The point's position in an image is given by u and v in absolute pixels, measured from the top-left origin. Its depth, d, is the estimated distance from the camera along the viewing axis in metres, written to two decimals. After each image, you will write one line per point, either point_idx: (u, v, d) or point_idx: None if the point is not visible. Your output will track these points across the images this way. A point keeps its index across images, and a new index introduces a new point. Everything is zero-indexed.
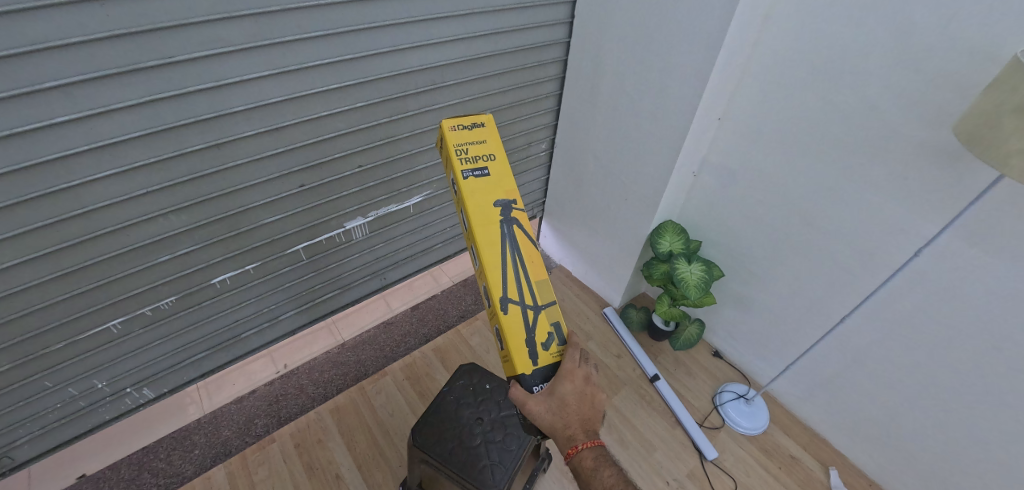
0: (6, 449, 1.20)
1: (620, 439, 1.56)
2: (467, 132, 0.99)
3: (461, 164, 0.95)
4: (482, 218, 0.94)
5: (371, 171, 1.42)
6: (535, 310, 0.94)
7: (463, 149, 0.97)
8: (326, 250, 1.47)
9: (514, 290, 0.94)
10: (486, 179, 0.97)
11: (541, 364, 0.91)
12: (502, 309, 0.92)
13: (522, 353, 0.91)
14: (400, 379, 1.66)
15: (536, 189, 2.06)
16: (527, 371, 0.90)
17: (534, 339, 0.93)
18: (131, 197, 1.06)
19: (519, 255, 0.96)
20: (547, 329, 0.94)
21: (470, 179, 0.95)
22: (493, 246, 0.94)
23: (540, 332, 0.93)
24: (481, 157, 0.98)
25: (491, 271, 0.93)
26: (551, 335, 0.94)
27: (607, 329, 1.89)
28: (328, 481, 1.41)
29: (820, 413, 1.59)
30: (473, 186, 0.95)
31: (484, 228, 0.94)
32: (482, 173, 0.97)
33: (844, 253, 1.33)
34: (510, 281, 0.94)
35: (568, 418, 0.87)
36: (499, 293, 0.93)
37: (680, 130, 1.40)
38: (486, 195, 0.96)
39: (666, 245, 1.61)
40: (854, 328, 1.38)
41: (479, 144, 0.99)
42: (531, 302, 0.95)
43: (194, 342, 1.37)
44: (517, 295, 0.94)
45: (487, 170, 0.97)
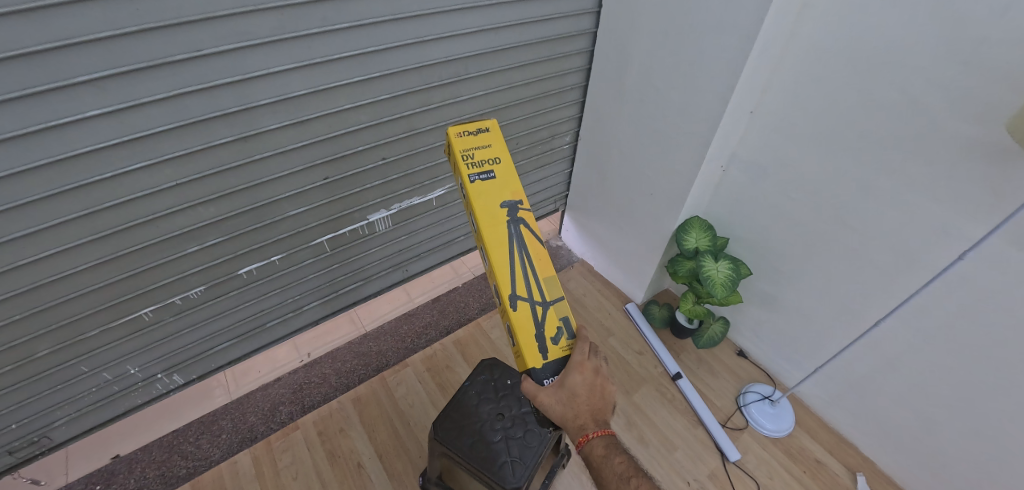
0: (44, 430, 1.25)
1: (639, 437, 1.55)
2: (471, 136, 0.97)
3: (466, 167, 0.94)
4: (488, 219, 0.93)
5: (394, 164, 1.41)
6: (544, 306, 0.93)
7: (469, 152, 0.96)
8: (349, 242, 1.48)
9: (523, 288, 0.93)
10: (493, 180, 0.96)
11: (551, 356, 0.91)
12: (512, 306, 0.92)
13: (531, 347, 0.91)
14: (421, 371, 1.67)
15: (559, 182, 2.03)
16: (537, 364, 0.90)
17: (544, 334, 0.92)
18: (161, 189, 1.08)
19: (527, 253, 0.94)
20: (554, 323, 0.93)
21: (476, 181, 0.94)
22: (501, 246, 0.93)
23: (549, 327, 0.92)
24: (487, 160, 0.97)
25: (500, 271, 0.92)
26: (560, 330, 0.93)
27: (628, 325, 1.87)
28: (350, 469, 1.43)
29: (849, 418, 1.54)
30: (480, 188, 0.94)
31: (492, 229, 0.93)
32: (489, 175, 0.96)
33: (881, 255, 1.28)
34: (519, 280, 0.93)
35: (578, 408, 0.88)
36: (509, 292, 0.92)
37: (710, 124, 1.36)
38: (493, 197, 0.95)
39: (692, 242, 1.57)
40: (889, 332, 1.33)
41: (484, 147, 0.98)
42: (540, 298, 0.94)
43: (222, 331, 1.39)
44: (525, 293, 0.93)
45: (494, 173, 0.96)
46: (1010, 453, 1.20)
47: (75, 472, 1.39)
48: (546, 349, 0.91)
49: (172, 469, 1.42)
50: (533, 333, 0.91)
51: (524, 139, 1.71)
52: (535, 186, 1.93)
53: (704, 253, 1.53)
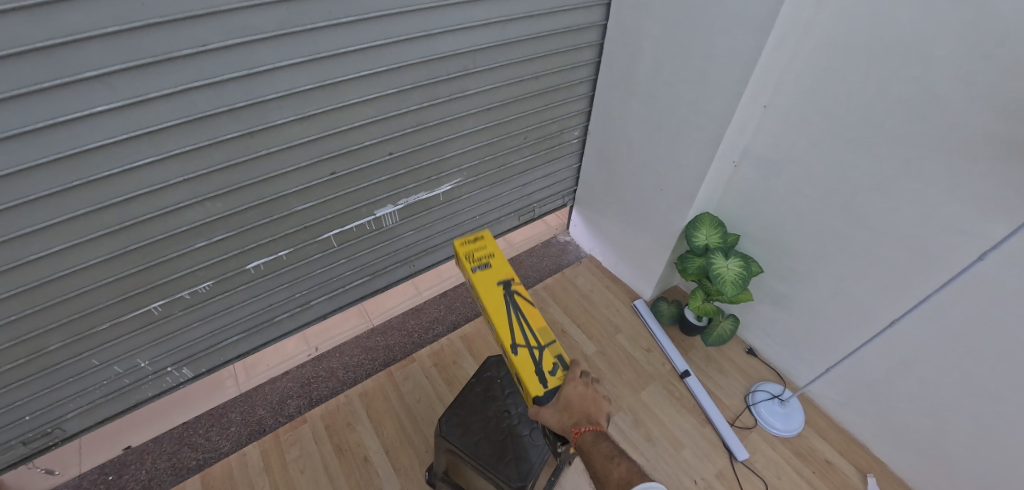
0: (57, 421, 1.27)
1: (647, 435, 1.54)
2: (473, 242, 1.10)
3: (468, 262, 1.05)
4: (487, 294, 1.00)
5: (401, 159, 1.40)
6: (542, 349, 0.95)
7: (470, 253, 1.07)
8: (356, 237, 1.48)
9: (521, 337, 0.95)
10: (490, 268, 1.05)
11: (552, 386, 0.90)
12: (513, 352, 0.93)
13: (531, 379, 0.91)
14: (427, 366, 1.67)
15: (568, 177, 2.01)
16: (538, 393, 0.89)
17: (543, 368, 0.92)
18: (169, 185, 1.08)
19: (522, 313, 0.98)
20: (552, 359, 0.94)
21: (477, 271, 1.04)
22: (500, 312, 0.98)
23: (546, 362, 0.93)
24: (484, 255, 1.07)
25: (500, 329, 0.96)
26: (558, 364, 0.94)
27: (637, 322, 1.85)
28: (356, 463, 1.43)
29: (860, 419, 1.52)
30: (480, 277, 1.03)
31: (491, 302, 0.99)
32: (487, 265, 1.05)
33: (898, 254, 1.25)
34: (517, 334, 0.96)
35: (577, 415, 0.87)
36: (507, 343, 0.94)
37: (723, 119, 1.33)
38: (491, 281, 1.03)
39: (702, 239, 1.55)
40: (904, 333, 1.30)
41: (482, 247, 1.09)
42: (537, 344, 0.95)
43: (230, 325, 1.40)
44: (523, 341, 0.95)
45: (491, 263, 1.06)
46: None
47: (88, 462, 1.41)
48: (546, 380, 0.91)
49: (182, 461, 1.44)
50: (534, 372, 0.91)
51: (532, 134, 1.69)
52: (543, 181, 1.91)
53: (715, 250, 1.50)
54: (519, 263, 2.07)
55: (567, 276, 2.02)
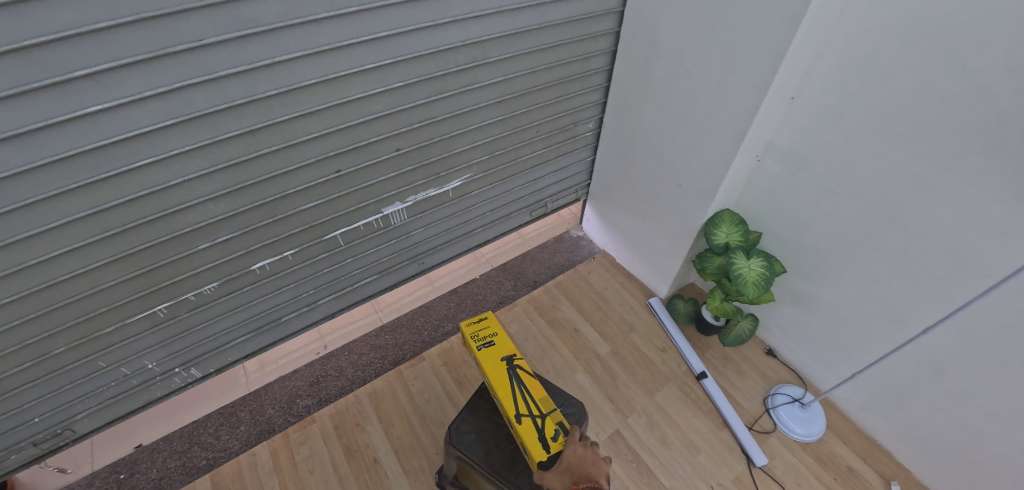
0: (67, 422, 1.26)
1: (662, 438, 1.50)
2: (477, 321, 1.20)
3: (473, 341, 1.15)
4: (490, 370, 1.09)
5: (409, 155, 1.34)
6: (544, 417, 1.02)
7: (475, 333, 1.17)
8: (364, 235, 1.44)
9: (523, 406, 1.03)
10: (494, 346, 1.14)
11: (553, 451, 0.98)
12: (517, 422, 1.01)
13: (534, 444, 0.98)
14: (437, 365, 1.65)
15: (581, 170, 1.94)
16: (542, 458, 0.96)
17: (544, 434, 1.00)
18: (168, 186, 1.04)
19: (525, 385, 1.06)
20: (553, 426, 1.01)
21: (482, 349, 1.13)
22: (504, 387, 1.06)
23: (548, 428, 1.00)
24: (488, 335, 1.17)
25: (504, 402, 1.04)
26: (559, 429, 1.01)
27: (652, 321, 1.80)
28: (366, 464, 1.42)
29: (885, 425, 1.47)
30: (486, 353, 1.13)
31: (496, 378, 1.08)
32: (491, 343, 1.15)
33: (934, 257, 1.17)
34: (521, 403, 1.03)
35: (577, 475, 0.94)
36: (512, 412, 1.02)
37: (748, 112, 1.25)
38: (495, 358, 1.11)
39: (722, 237, 1.47)
40: (937, 339, 1.23)
41: (486, 328, 1.18)
42: (540, 412, 1.03)
43: (236, 325, 1.38)
44: (526, 409, 1.03)
45: (494, 341, 1.15)
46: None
47: (100, 460, 1.42)
48: (549, 445, 0.98)
49: (191, 460, 1.44)
50: (538, 440, 0.99)
51: (545, 127, 1.62)
52: (555, 176, 1.85)
53: (735, 249, 1.43)
54: (530, 258, 2.02)
55: (580, 272, 1.97)
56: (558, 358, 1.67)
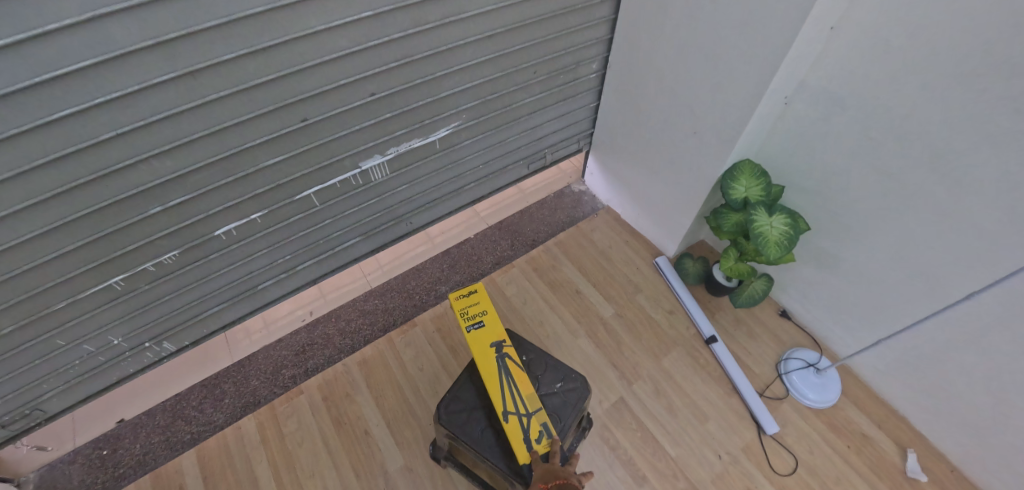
0: (35, 403, 1.19)
1: (668, 406, 1.42)
2: (466, 293, 1.03)
3: (462, 319, 1.00)
4: (478, 356, 0.97)
5: (386, 100, 1.17)
6: (530, 417, 0.92)
7: (464, 307, 1.02)
8: (341, 194, 1.29)
9: (511, 403, 0.93)
10: (484, 327, 1.00)
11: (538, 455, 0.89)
12: (503, 419, 0.91)
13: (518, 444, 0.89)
14: (430, 331, 1.56)
15: (584, 117, 1.75)
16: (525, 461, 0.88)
17: (529, 435, 0.90)
18: (98, 142, 0.87)
19: (514, 379, 0.95)
20: (539, 427, 0.91)
21: (470, 330, 0.99)
22: (492, 377, 0.95)
23: (533, 430, 0.90)
24: (478, 312, 1.02)
25: (491, 395, 0.93)
26: (544, 431, 0.91)
27: (659, 281, 1.68)
28: (357, 437, 1.36)
29: (906, 391, 1.39)
30: (474, 335, 0.99)
31: (484, 366, 0.96)
32: (481, 322, 1.00)
33: (988, 216, 1.02)
34: (509, 398, 0.93)
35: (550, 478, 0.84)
36: (499, 408, 0.92)
37: (784, 45, 1.05)
38: (484, 343, 0.98)
39: (741, 191, 1.31)
40: (976, 307, 1.11)
41: (476, 303, 1.03)
42: (528, 412, 0.92)
43: (208, 295, 1.27)
44: (513, 407, 0.92)
45: (484, 321, 1.01)
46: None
47: (82, 436, 1.38)
48: (533, 448, 0.89)
49: (176, 434, 1.39)
50: (522, 441, 0.89)
51: (543, 68, 1.42)
52: (555, 123, 1.67)
53: (756, 204, 1.27)
54: (529, 215, 1.88)
55: (583, 230, 1.83)
56: (558, 323, 1.57)
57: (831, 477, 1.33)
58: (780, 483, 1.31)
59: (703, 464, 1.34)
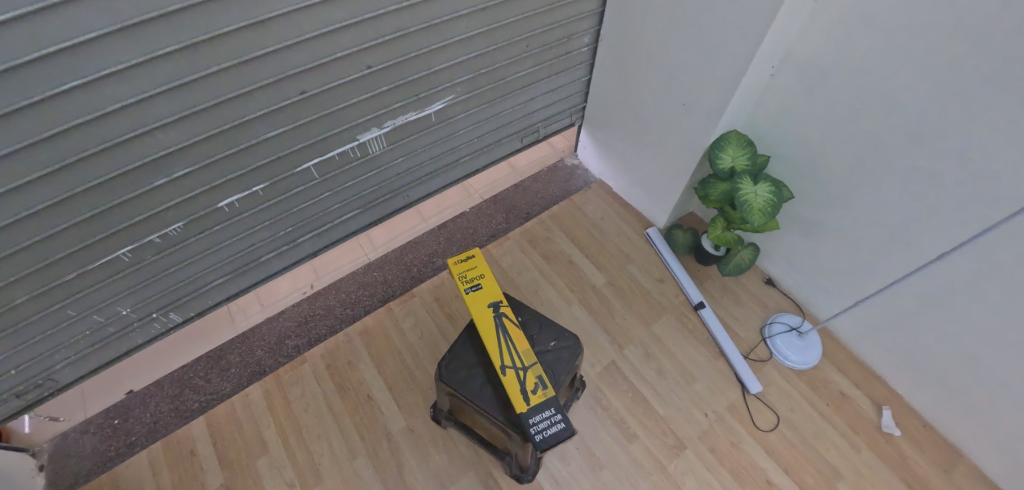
0: (48, 373, 1.23)
1: (658, 368, 1.49)
2: (465, 258, 1.09)
3: (461, 282, 1.05)
4: (476, 315, 1.02)
5: (382, 73, 1.19)
6: (526, 370, 0.97)
7: (462, 271, 1.07)
8: (339, 167, 1.32)
9: (508, 358, 0.98)
10: (482, 289, 1.05)
11: (534, 404, 0.94)
12: (501, 372, 0.96)
13: (515, 394, 0.94)
14: (429, 301, 1.61)
15: (576, 92, 1.78)
16: (522, 409, 0.93)
17: (525, 386, 0.95)
18: (105, 114, 0.89)
19: (510, 336, 1.00)
20: (535, 379, 0.96)
21: (469, 292, 1.04)
22: (490, 335, 1.00)
23: (529, 381, 0.95)
24: (476, 275, 1.07)
25: (489, 351, 0.99)
26: (540, 382, 0.96)
27: (650, 252, 1.74)
28: (360, 401, 1.42)
29: (882, 352, 1.46)
30: (473, 296, 1.04)
31: (482, 325, 1.01)
32: (478, 285, 1.05)
33: (959, 180, 1.07)
34: (505, 353, 0.98)
35: None
36: (497, 363, 0.97)
37: (770, 15, 1.08)
38: (482, 303, 1.03)
39: (728, 161, 1.35)
40: (947, 268, 1.17)
41: (474, 268, 1.08)
42: (524, 365, 0.97)
43: (213, 267, 1.30)
44: (510, 361, 0.98)
45: (482, 283, 1.06)
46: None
47: (93, 407, 1.43)
48: (530, 398, 0.94)
49: (185, 403, 1.44)
50: (519, 392, 0.94)
51: (535, 41, 1.44)
52: (548, 97, 1.69)
53: (742, 173, 1.31)
54: (523, 189, 1.92)
55: (576, 203, 1.87)
56: (552, 292, 1.63)
57: (811, 432, 1.41)
58: (762, 439, 1.39)
59: (690, 421, 1.41)
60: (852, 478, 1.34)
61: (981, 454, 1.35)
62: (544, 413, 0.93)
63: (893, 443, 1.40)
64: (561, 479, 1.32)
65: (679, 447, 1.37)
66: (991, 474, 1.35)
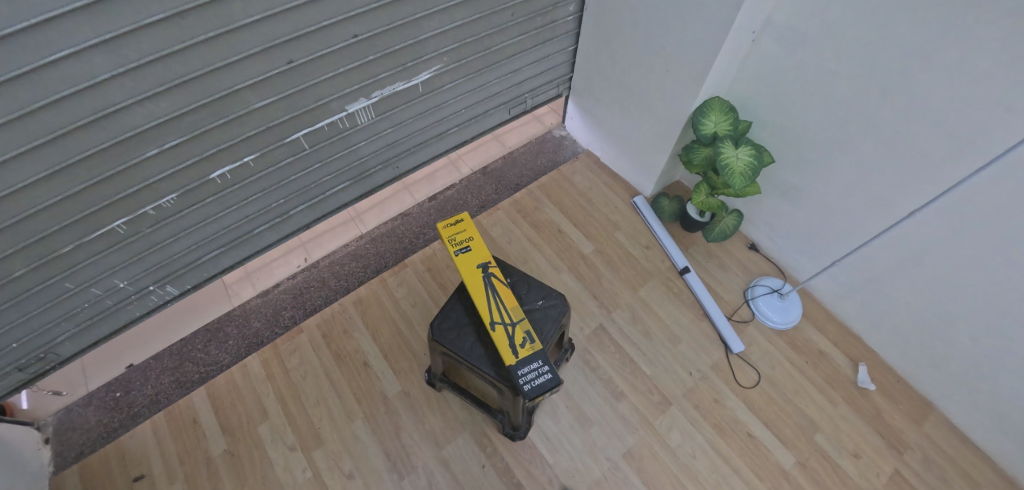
0: (48, 346, 1.25)
1: (644, 331, 1.55)
2: (454, 222, 1.12)
3: (450, 245, 1.08)
4: (466, 276, 1.06)
5: (369, 42, 1.19)
6: (515, 325, 1.01)
7: (452, 235, 1.10)
8: (329, 137, 1.33)
9: (497, 314, 1.02)
10: (471, 251, 1.08)
11: (523, 356, 0.99)
12: (490, 328, 1.01)
13: (505, 347, 0.99)
14: (421, 271, 1.65)
15: (563, 62, 1.79)
16: (512, 361, 0.98)
17: (514, 340, 1.00)
18: (96, 83, 0.90)
19: (499, 294, 1.04)
20: (524, 333, 1.01)
21: (459, 254, 1.08)
22: (479, 292, 1.04)
23: (517, 335, 1.00)
24: (465, 239, 1.10)
25: (479, 308, 1.03)
26: (527, 336, 1.01)
27: (637, 220, 1.78)
28: (357, 368, 1.47)
29: (859, 311, 1.52)
30: (463, 258, 1.08)
31: (472, 284, 1.05)
32: (468, 247, 1.09)
33: (930, 139, 1.10)
34: (495, 310, 1.02)
35: None
36: (486, 319, 1.02)
37: None
38: (472, 265, 1.07)
39: (711, 126, 1.37)
40: (918, 226, 1.22)
41: (463, 232, 1.11)
42: (512, 321, 1.02)
43: (206, 239, 1.32)
44: (499, 317, 1.02)
45: (471, 246, 1.09)
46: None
47: (94, 381, 1.46)
48: (519, 351, 0.99)
49: (185, 374, 1.48)
50: (508, 346, 0.99)
51: (520, 10, 1.44)
52: (534, 67, 1.70)
53: (724, 138, 1.34)
54: (512, 162, 1.94)
55: (564, 174, 1.90)
56: (542, 260, 1.67)
57: (790, 388, 1.48)
58: (744, 395, 1.46)
59: (676, 380, 1.47)
60: (828, 430, 1.41)
61: (950, 405, 1.42)
62: (532, 365, 0.98)
63: (868, 397, 1.47)
64: (552, 436, 1.38)
65: (665, 404, 1.43)
66: (960, 423, 1.42)
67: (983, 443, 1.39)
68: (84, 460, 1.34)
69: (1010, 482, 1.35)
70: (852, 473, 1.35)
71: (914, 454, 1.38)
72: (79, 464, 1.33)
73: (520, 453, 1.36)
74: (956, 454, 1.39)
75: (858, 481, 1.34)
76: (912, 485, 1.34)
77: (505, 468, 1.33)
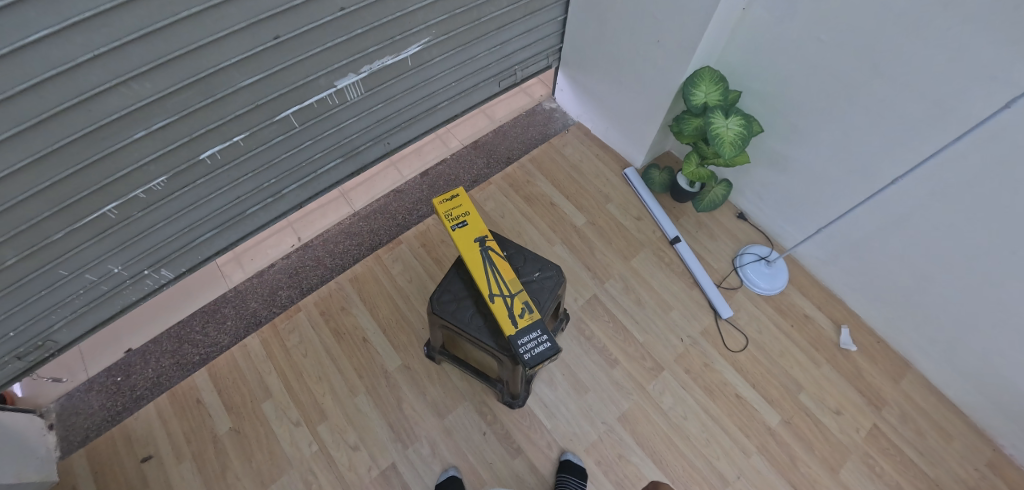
0: (46, 334, 1.25)
1: (637, 300, 1.59)
2: (450, 197, 1.12)
3: (447, 219, 1.09)
4: (464, 250, 1.07)
5: (355, 16, 1.16)
6: (513, 296, 1.04)
7: (448, 210, 1.11)
8: (318, 115, 1.32)
9: (496, 286, 1.04)
10: (467, 226, 1.09)
11: (523, 325, 1.02)
12: (490, 300, 1.03)
13: (505, 317, 1.02)
14: (416, 247, 1.66)
15: (552, 32, 1.77)
16: (512, 331, 1.01)
17: (513, 310, 1.02)
18: (79, 64, 0.87)
19: (497, 267, 1.06)
20: (522, 304, 1.04)
21: (455, 229, 1.09)
22: (477, 266, 1.06)
23: (517, 305, 1.03)
24: (461, 214, 1.10)
25: (477, 282, 1.05)
26: (526, 306, 1.04)
27: (628, 192, 1.80)
28: (357, 344, 1.50)
29: (842, 277, 1.58)
30: (460, 233, 1.09)
31: (470, 259, 1.06)
32: (465, 222, 1.10)
33: (914, 107, 1.12)
34: (493, 282, 1.04)
35: None
36: (485, 291, 1.04)
37: None
38: (469, 240, 1.08)
39: (700, 97, 1.37)
40: (901, 193, 1.25)
41: (458, 208, 1.11)
42: (510, 292, 1.04)
43: (198, 222, 1.32)
44: (498, 290, 1.04)
45: (467, 221, 1.10)
46: (999, 313, 1.22)
47: (93, 367, 1.46)
48: (517, 320, 1.02)
49: (185, 356, 1.49)
50: (508, 316, 1.02)
51: None
52: (523, 38, 1.68)
53: (714, 108, 1.34)
54: (502, 135, 1.94)
55: (555, 146, 1.90)
56: (534, 233, 1.69)
57: (776, 351, 1.54)
58: (732, 359, 1.52)
59: (667, 346, 1.52)
60: (812, 389, 1.48)
61: (926, 363, 1.50)
62: (532, 334, 1.01)
63: (849, 357, 1.54)
64: (549, 403, 1.43)
65: (657, 370, 1.49)
66: (934, 379, 1.50)
67: (955, 397, 1.47)
68: (91, 443, 1.36)
69: (980, 432, 1.44)
70: (833, 429, 1.43)
71: (891, 410, 1.46)
72: (86, 447, 1.35)
73: (520, 420, 1.41)
74: (930, 408, 1.47)
75: (839, 435, 1.42)
76: (890, 438, 1.42)
77: (505, 435, 1.38)
